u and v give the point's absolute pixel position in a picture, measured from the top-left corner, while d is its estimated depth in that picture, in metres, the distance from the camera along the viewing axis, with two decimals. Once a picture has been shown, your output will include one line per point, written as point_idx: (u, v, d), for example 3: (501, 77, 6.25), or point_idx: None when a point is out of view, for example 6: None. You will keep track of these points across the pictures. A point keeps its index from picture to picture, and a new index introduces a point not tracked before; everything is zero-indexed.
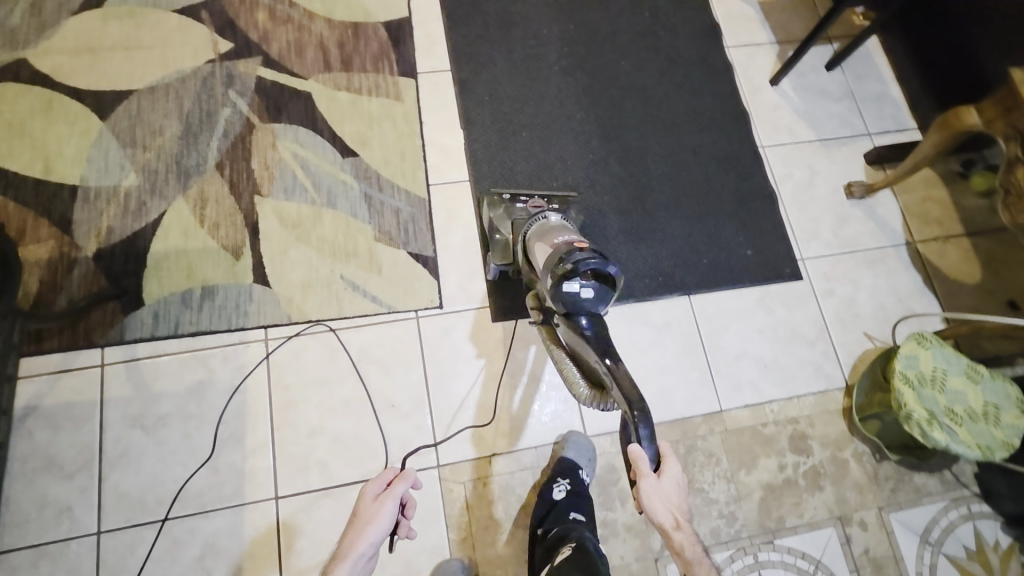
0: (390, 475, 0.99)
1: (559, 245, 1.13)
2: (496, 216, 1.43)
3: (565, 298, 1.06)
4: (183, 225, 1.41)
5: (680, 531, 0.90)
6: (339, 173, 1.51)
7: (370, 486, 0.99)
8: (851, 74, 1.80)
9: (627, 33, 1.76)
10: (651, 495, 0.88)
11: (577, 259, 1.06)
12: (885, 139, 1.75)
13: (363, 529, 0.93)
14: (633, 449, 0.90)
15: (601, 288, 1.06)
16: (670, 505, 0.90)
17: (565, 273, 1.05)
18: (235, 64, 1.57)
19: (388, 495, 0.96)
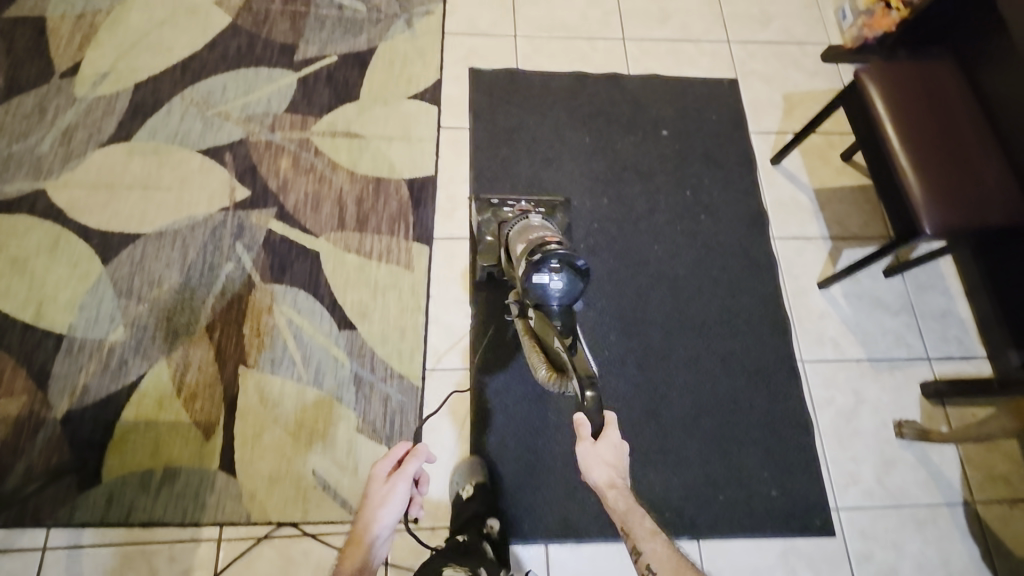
0: (399, 455, 1.14)
1: (533, 241, 1.13)
2: (485, 219, 1.40)
3: (535, 291, 1.04)
4: (159, 394, 1.34)
5: (616, 488, 1.03)
6: (331, 347, 1.41)
7: (380, 466, 1.13)
8: (912, 283, 1.60)
9: (665, 213, 1.63)
10: (587, 460, 1.03)
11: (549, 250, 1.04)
12: (947, 367, 1.52)
13: (376, 509, 1.07)
14: (577, 417, 1.06)
15: (573, 278, 1.04)
16: (607, 464, 1.03)
17: (537, 262, 1.03)
18: (248, 214, 1.52)
19: (398, 474, 1.10)
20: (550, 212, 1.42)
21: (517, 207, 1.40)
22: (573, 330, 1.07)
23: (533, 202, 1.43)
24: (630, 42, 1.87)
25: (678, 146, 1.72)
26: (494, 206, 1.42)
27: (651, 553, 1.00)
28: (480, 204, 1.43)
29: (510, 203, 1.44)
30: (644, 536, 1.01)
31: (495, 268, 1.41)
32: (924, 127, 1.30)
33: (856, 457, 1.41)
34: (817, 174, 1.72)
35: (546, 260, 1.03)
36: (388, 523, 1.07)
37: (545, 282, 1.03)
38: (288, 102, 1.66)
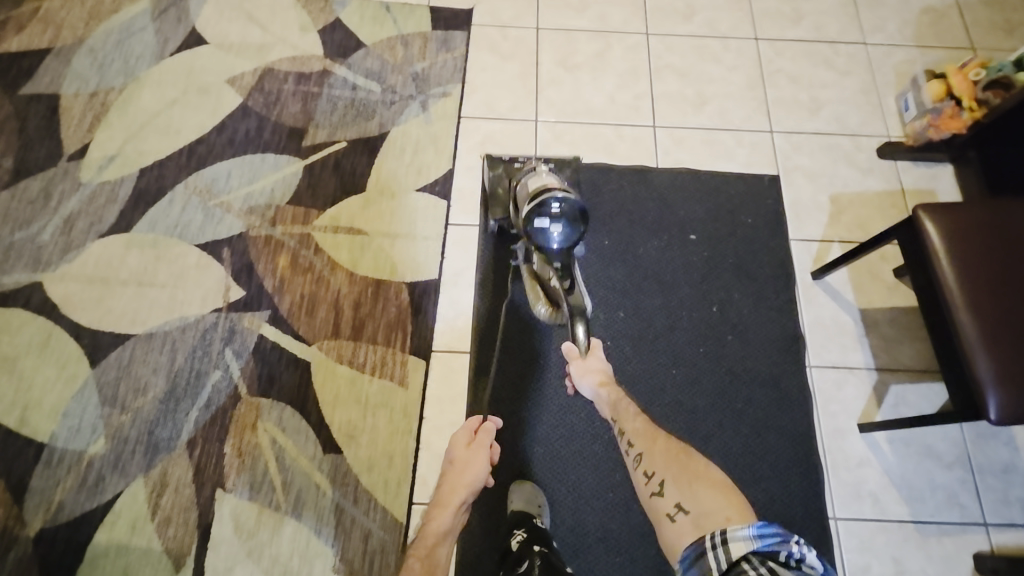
0: (475, 424, 1.30)
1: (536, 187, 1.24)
2: (496, 176, 1.47)
3: (536, 232, 1.18)
4: (133, 515, 1.27)
5: (607, 387, 1.17)
6: (313, 472, 1.33)
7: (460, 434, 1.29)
8: (970, 431, 1.40)
9: (686, 330, 1.49)
10: (578, 370, 1.20)
11: (550, 195, 1.17)
12: (1007, 537, 1.32)
13: (461, 471, 1.23)
14: (566, 346, 1.24)
15: (573, 225, 1.18)
16: (595, 370, 1.19)
17: (539, 210, 1.17)
18: (241, 316, 1.46)
19: (479, 445, 1.26)
20: (559, 167, 1.51)
21: (529, 162, 1.45)
22: (571, 270, 1.21)
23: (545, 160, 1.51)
24: (661, 130, 1.72)
25: (707, 253, 1.57)
26: (507, 163, 1.48)
27: (631, 430, 1.09)
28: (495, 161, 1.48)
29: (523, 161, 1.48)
30: (625, 416, 1.12)
31: (505, 221, 1.48)
32: (996, 287, 1.14)
33: None
34: (863, 292, 1.54)
35: (548, 204, 1.17)
36: (477, 484, 1.22)
37: (546, 227, 1.18)
38: (293, 192, 1.59)
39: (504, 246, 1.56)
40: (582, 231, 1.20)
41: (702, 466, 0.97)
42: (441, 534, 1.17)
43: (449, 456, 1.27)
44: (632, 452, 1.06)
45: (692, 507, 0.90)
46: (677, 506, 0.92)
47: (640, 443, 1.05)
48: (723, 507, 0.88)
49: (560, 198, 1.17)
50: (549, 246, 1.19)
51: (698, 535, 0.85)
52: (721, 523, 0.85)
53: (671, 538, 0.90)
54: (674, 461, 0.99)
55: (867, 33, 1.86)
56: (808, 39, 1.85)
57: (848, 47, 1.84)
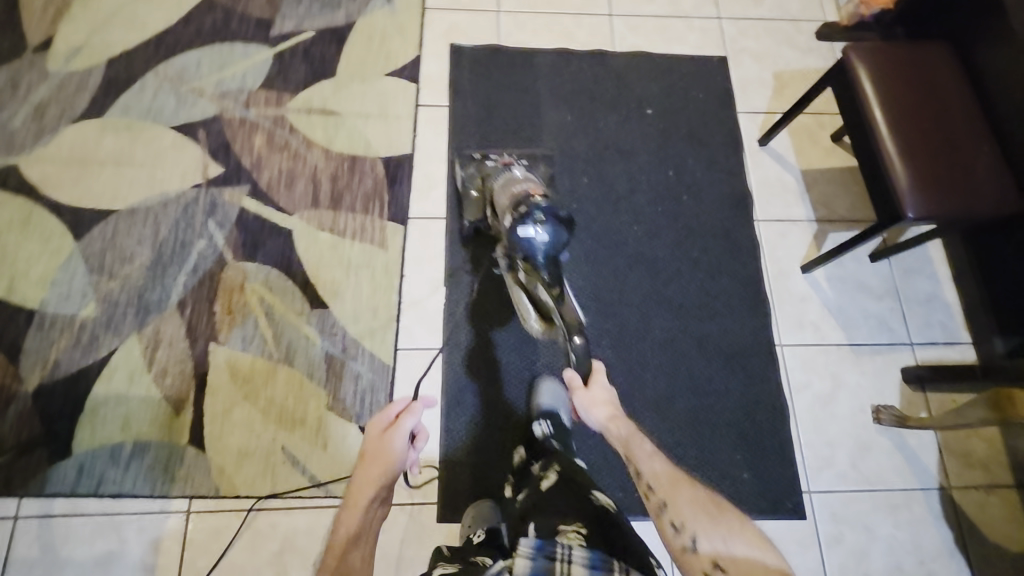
0: (394, 410, 1.17)
1: (519, 193, 1.24)
2: (469, 174, 1.52)
3: (520, 242, 1.13)
4: (130, 367, 1.34)
5: (618, 420, 1.11)
6: (302, 325, 1.41)
7: (376, 422, 1.16)
8: (898, 267, 1.56)
9: (646, 192, 1.61)
10: (586, 403, 1.14)
11: (531, 206, 1.15)
12: (930, 353, 1.49)
13: (375, 460, 1.09)
14: (567, 373, 1.19)
15: (556, 229, 1.13)
16: (604, 404, 1.14)
17: (522, 217, 1.13)
18: (221, 191, 1.51)
19: (395, 429, 1.12)
20: (531, 163, 1.60)
21: (501, 159, 1.52)
22: (560, 277, 1.14)
23: (519, 156, 1.59)
24: (617, 18, 1.82)
25: (662, 125, 1.68)
26: (479, 159, 1.56)
27: (648, 471, 0.97)
28: (467, 159, 1.58)
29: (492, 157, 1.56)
30: (641, 454, 1.01)
31: (482, 221, 1.47)
32: (913, 113, 1.26)
33: (831, 441, 1.40)
34: (804, 154, 1.68)
35: (530, 213, 1.14)
36: (390, 471, 1.08)
37: (530, 233, 1.12)
38: (264, 78, 1.63)
39: (482, 245, 1.52)
40: (565, 240, 1.16)
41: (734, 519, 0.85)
42: (351, 536, 1.00)
43: (363, 447, 1.14)
44: (660, 506, 0.91)
45: (730, 566, 0.78)
46: (712, 564, 0.80)
47: (662, 489, 0.93)
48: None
49: (543, 207, 1.15)
50: (535, 256, 1.12)
51: None
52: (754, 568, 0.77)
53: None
54: (702, 513, 0.87)
55: None
56: None
57: None
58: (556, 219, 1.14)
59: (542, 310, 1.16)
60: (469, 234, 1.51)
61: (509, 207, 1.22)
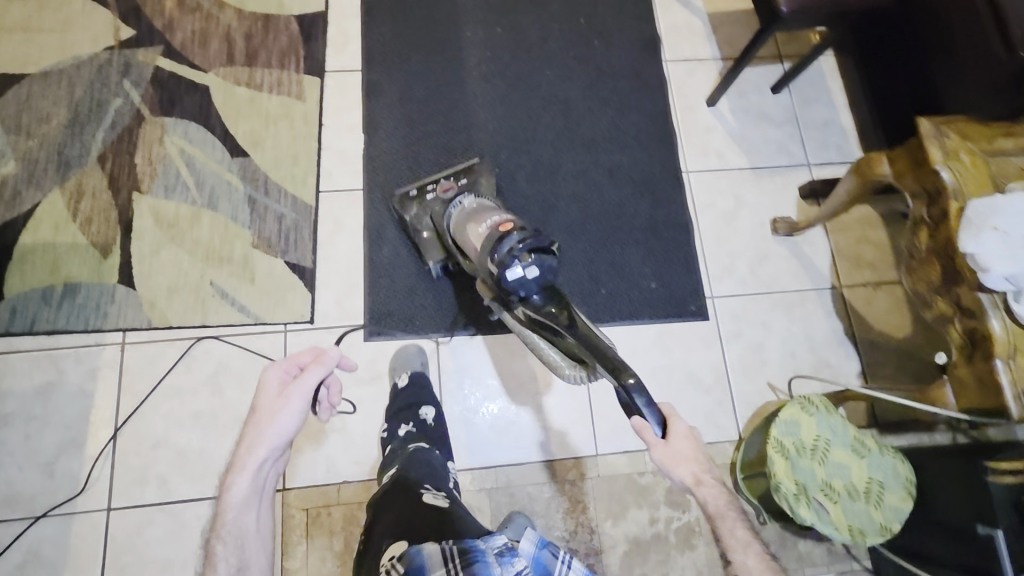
0: (301, 360, 0.98)
1: (488, 231, 1.10)
2: (415, 216, 1.38)
3: (513, 287, 1.01)
4: (55, 218, 1.37)
5: (707, 487, 0.91)
6: (224, 173, 1.45)
7: (270, 373, 0.96)
8: (798, 97, 1.65)
9: (558, 39, 1.65)
10: (667, 462, 0.90)
11: (509, 247, 1.02)
12: (826, 171, 1.60)
13: (262, 426, 0.91)
14: (636, 421, 0.91)
15: (543, 258, 1.02)
16: (688, 462, 0.91)
17: (503, 262, 1.01)
18: (134, 52, 1.52)
19: (295, 387, 0.93)
20: (473, 178, 1.43)
21: (439, 189, 1.39)
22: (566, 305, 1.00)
23: (452, 172, 1.43)
24: None
25: None
26: (416, 197, 1.40)
27: (742, 565, 0.90)
28: (401, 198, 1.40)
29: (428, 186, 1.41)
30: (736, 545, 0.91)
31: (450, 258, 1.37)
32: None
33: (733, 254, 1.51)
34: None
35: (510, 254, 1.01)
36: (281, 438, 0.92)
37: (519, 275, 1.00)
38: None
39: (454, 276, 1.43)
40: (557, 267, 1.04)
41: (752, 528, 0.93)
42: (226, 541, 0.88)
43: (254, 402, 0.95)
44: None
45: None
46: None
47: None
48: None
49: (522, 240, 1.03)
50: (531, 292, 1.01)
51: None
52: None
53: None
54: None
55: None
56: None
57: None
58: (539, 250, 1.02)
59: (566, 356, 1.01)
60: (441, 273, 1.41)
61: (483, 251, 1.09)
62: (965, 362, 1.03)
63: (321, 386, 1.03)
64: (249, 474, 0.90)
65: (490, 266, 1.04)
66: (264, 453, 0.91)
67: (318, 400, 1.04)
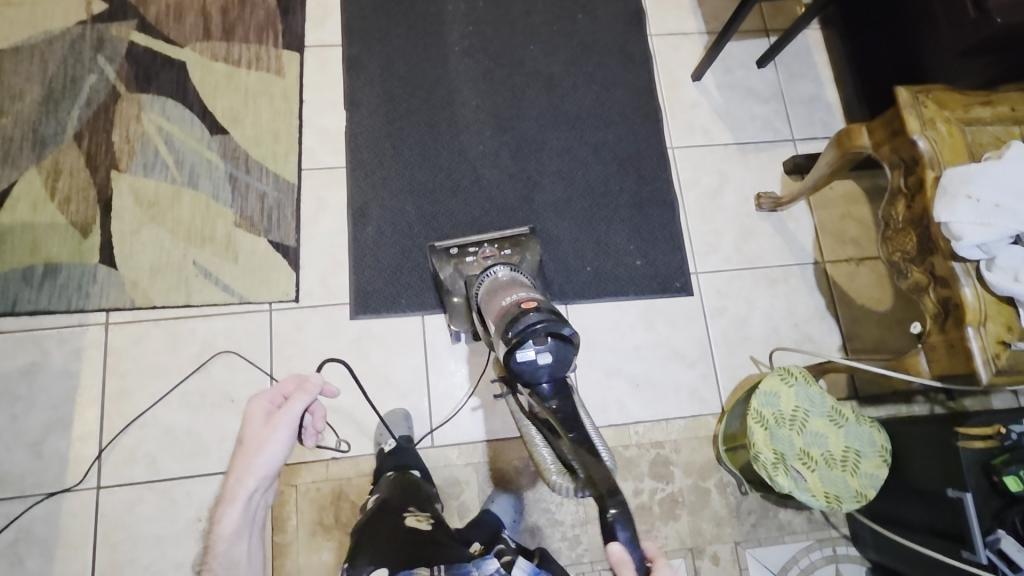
0: (282, 390, 0.92)
1: (508, 305, 1.06)
2: (448, 277, 1.33)
3: (523, 369, 1.00)
4: (33, 198, 1.35)
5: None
6: (204, 151, 1.43)
7: (257, 402, 0.89)
8: (784, 72, 1.65)
9: (541, 14, 1.63)
10: None
11: (527, 324, 1.00)
12: (810, 147, 1.61)
13: (251, 457, 0.84)
14: (614, 553, 0.74)
15: (560, 349, 1.00)
16: None
17: (518, 340, 0.99)
18: (108, 27, 1.48)
19: (283, 415, 0.86)
20: (517, 247, 1.36)
21: (480, 256, 1.33)
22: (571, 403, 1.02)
23: (495, 240, 1.36)
24: None
25: None
26: (456, 257, 1.34)
27: None
28: (440, 256, 1.35)
29: (472, 250, 1.35)
30: None
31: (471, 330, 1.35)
32: None
33: (717, 229, 1.52)
34: None
35: (526, 333, 0.99)
36: (270, 470, 0.85)
37: (530, 360, 1.00)
38: None
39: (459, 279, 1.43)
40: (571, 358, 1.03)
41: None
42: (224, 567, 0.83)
43: (241, 430, 0.88)
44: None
45: None
46: None
47: None
48: None
49: (542, 320, 1.00)
50: (539, 381, 1.01)
51: None
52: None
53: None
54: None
55: None
56: None
57: None
58: (556, 333, 1.00)
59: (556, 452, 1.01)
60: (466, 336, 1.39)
61: (499, 322, 1.06)
62: (938, 329, 1.05)
63: (307, 413, 1.00)
64: (241, 505, 0.84)
65: (502, 341, 1.02)
66: (254, 483, 0.84)
67: (302, 427, 1.00)
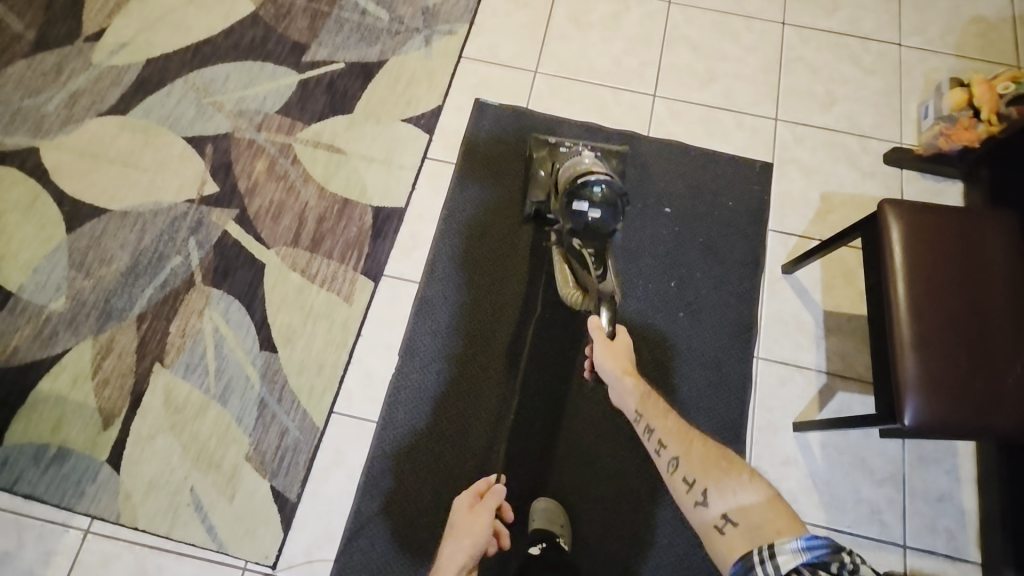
0: (481, 487, 1.24)
1: (578, 167, 1.29)
2: (540, 156, 1.46)
3: (577, 219, 1.24)
4: (76, 370, 1.36)
5: (629, 376, 1.16)
6: (246, 365, 1.38)
7: (462, 498, 1.23)
8: (912, 452, 1.34)
9: (638, 298, 1.47)
10: (601, 352, 1.18)
11: (591, 180, 1.23)
12: (923, 563, 1.27)
13: (460, 539, 1.16)
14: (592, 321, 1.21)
15: (610, 211, 1.24)
16: (618, 358, 1.18)
17: (578, 193, 1.23)
18: (210, 211, 1.51)
19: (483, 505, 1.20)
20: (606, 154, 1.47)
21: (576, 146, 1.44)
22: (604, 257, 1.27)
23: (592, 146, 1.47)
24: (660, 101, 1.67)
25: (678, 229, 1.53)
26: (551, 145, 1.47)
27: (660, 428, 1.08)
28: (539, 142, 1.49)
29: (567, 143, 1.47)
30: (654, 416, 1.10)
31: (544, 203, 1.44)
32: (946, 295, 1.10)
33: None
34: (831, 294, 1.48)
35: (587, 188, 1.23)
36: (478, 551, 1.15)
37: (585, 210, 1.23)
38: (282, 103, 1.62)
39: None
40: (619, 218, 1.26)
41: (742, 474, 0.96)
42: None
43: (450, 522, 1.21)
44: (660, 448, 1.06)
45: (740, 518, 0.90)
46: (723, 518, 0.92)
47: (674, 445, 1.05)
48: (774, 515, 0.88)
49: (602, 183, 1.23)
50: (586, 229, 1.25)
51: (748, 548, 0.85)
52: (771, 536, 0.85)
53: (722, 551, 0.89)
54: (714, 466, 0.99)
55: (905, 34, 1.74)
56: (840, 30, 1.75)
57: (881, 44, 1.73)
58: (612, 199, 1.23)
59: (583, 282, 1.28)
60: (531, 214, 1.50)
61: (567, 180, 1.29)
62: None
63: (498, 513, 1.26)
64: None
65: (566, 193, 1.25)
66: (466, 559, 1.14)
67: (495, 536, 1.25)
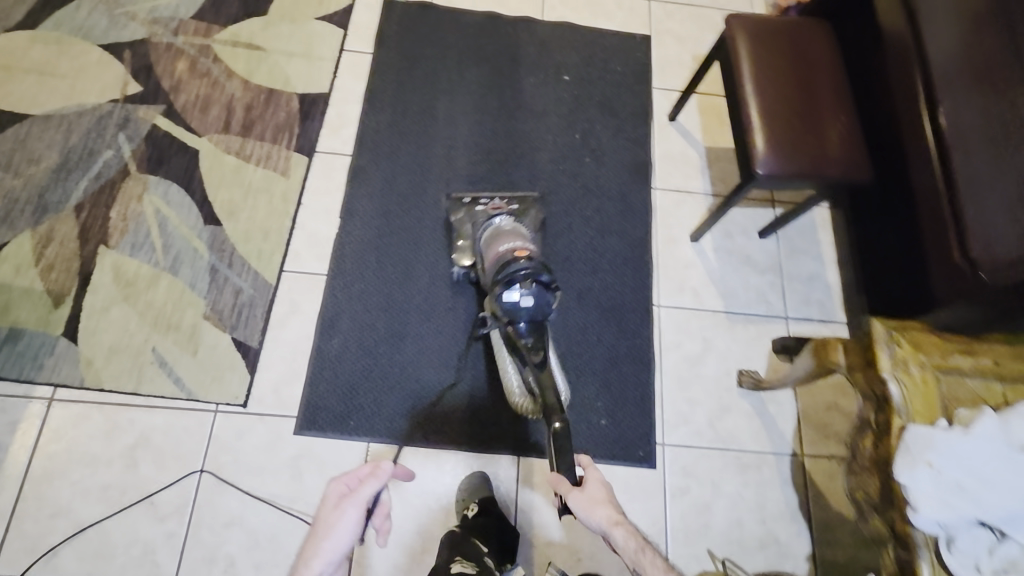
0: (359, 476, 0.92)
1: (505, 252, 1.21)
2: (458, 218, 1.46)
3: (506, 309, 1.12)
4: (18, 261, 1.38)
5: (622, 526, 0.88)
6: (193, 239, 1.45)
7: (335, 488, 0.91)
8: (786, 245, 1.62)
9: (550, 151, 1.65)
10: (580, 506, 0.90)
11: (515, 269, 1.13)
12: (803, 328, 1.54)
13: (320, 540, 0.84)
14: (552, 475, 0.97)
15: (541, 293, 1.13)
16: (599, 505, 0.90)
17: (507, 283, 1.12)
18: (136, 108, 1.56)
19: (352, 497, 0.87)
20: (523, 208, 1.46)
21: (490, 204, 1.46)
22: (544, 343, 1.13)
23: (508, 198, 1.50)
24: None
25: (577, 92, 1.73)
26: (467, 206, 1.47)
27: None
28: (454, 203, 1.49)
29: (482, 201, 1.49)
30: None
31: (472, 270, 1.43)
32: (782, 81, 1.32)
33: (692, 399, 1.45)
34: (710, 133, 1.73)
35: (513, 278, 1.12)
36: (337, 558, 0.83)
37: (513, 300, 1.12)
38: (196, 9, 1.69)
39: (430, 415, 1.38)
40: (552, 304, 1.15)
41: None
42: None
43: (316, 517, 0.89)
44: None
45: None
46: None
47: None
48: None
49: (527, 269, 1.13)
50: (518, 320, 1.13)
51: None
52: None
53: None
54: None
55: None
56: None
57: None
58: (541, 286, 1.13)
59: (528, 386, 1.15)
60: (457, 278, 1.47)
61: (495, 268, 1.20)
62: None
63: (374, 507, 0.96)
64: None
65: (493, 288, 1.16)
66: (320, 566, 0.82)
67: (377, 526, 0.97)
